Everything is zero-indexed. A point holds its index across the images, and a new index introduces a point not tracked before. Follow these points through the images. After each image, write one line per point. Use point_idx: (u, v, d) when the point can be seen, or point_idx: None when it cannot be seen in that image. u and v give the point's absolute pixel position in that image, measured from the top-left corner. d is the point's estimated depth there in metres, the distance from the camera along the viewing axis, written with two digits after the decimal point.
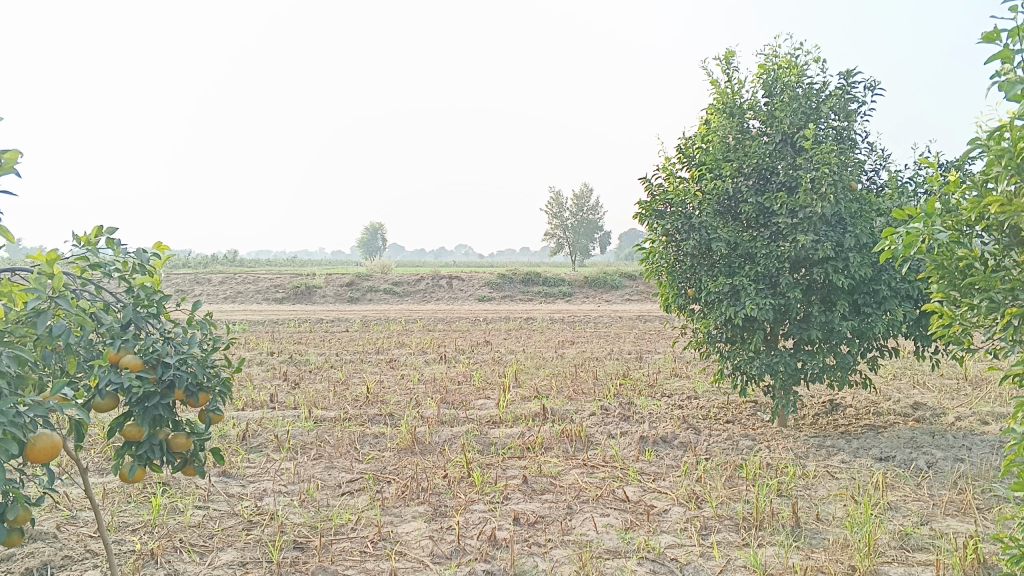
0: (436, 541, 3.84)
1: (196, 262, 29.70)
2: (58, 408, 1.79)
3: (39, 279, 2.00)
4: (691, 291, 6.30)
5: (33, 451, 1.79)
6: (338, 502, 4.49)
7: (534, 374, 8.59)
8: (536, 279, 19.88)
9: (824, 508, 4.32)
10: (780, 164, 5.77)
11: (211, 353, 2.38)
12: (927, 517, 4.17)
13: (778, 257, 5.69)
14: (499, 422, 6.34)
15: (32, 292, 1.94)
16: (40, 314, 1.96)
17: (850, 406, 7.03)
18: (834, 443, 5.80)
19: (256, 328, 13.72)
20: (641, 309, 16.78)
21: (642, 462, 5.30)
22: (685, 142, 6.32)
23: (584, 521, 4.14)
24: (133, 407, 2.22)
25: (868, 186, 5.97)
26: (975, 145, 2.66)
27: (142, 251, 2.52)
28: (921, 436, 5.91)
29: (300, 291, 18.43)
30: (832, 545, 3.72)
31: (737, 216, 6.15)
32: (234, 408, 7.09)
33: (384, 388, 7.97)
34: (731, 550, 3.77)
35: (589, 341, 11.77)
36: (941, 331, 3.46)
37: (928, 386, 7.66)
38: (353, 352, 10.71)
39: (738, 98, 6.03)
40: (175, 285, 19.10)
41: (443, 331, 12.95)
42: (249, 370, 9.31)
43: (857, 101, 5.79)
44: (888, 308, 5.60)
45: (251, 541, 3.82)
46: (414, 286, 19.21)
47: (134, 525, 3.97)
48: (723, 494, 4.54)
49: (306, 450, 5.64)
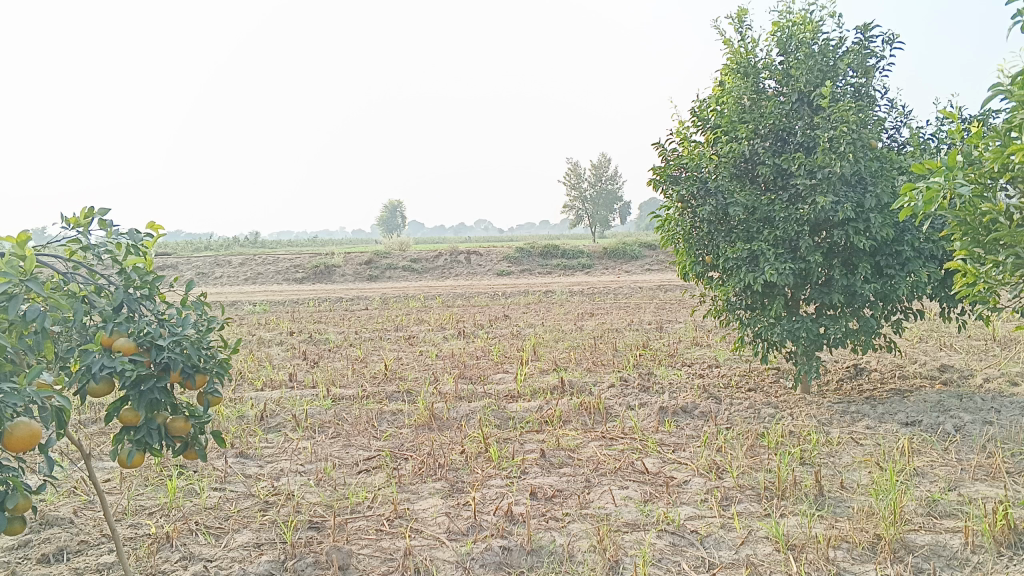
0: (453, 517, 3.80)
1: (216, 246, 29.84)
2: (37, 395, 1.73)
3: (12, 262, 1.94)
4: (709, 258, 6.18)
5: (11, 440, 1.71)
6: (354, 480, 4.46)
7: (553, 347, 8.52)
8: (555, 251, 19.76)
9: (848, 475, 4.23)
10: (798, 124, 5.62)
11: (207, 334, 2.32)
12: (955, 482, 4.07)
13: (797, 220, 5.55)
14: (517, 396, 6.29)
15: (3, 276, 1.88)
16: (15, 298, 1.90)
17: (875, 370, 6.90)
18: (858, 409, 5.69)
19: (276, 309, 13.75)
20: (662, 279, 16.62)
21: (662, 433, 5.23)
22: (700, 105, 6.16)
23: (602, 495, 4.08)
24: (129, 391, 2.17)
25: (889, 145, 5.80)
26: (998, 92, 2.53)
27: (135, 232, 2.47)
28: (949, 399, 5.79)
29: (320, 271, 18.45)
30: (856, 514, 3.63)
31: (755, 179, 5.99)
32: (253, 389, 7.09)
33: (402, 365, 7.94)
34: (753, 521, 3.69)
35: (609, 312, 11.69)
36: (966, 291, 3.34)
37: (955, 348, 7.50)
38: (372, 330, 10.70)
39: (753, 58, 5.86)
40: (196, 269, 19.19)
41: (462, 306, 12.90)
42: (268, 350, 9.32)
43: (876, 56, 5.60)
44: (912, 269, 5.42)
45: (267, 522, 3.80)
46: (433, 262, 19.17)
47: (151, 509, 3.96)
48: (745, 464, 4.45)
49: (324, 429, 5.62)
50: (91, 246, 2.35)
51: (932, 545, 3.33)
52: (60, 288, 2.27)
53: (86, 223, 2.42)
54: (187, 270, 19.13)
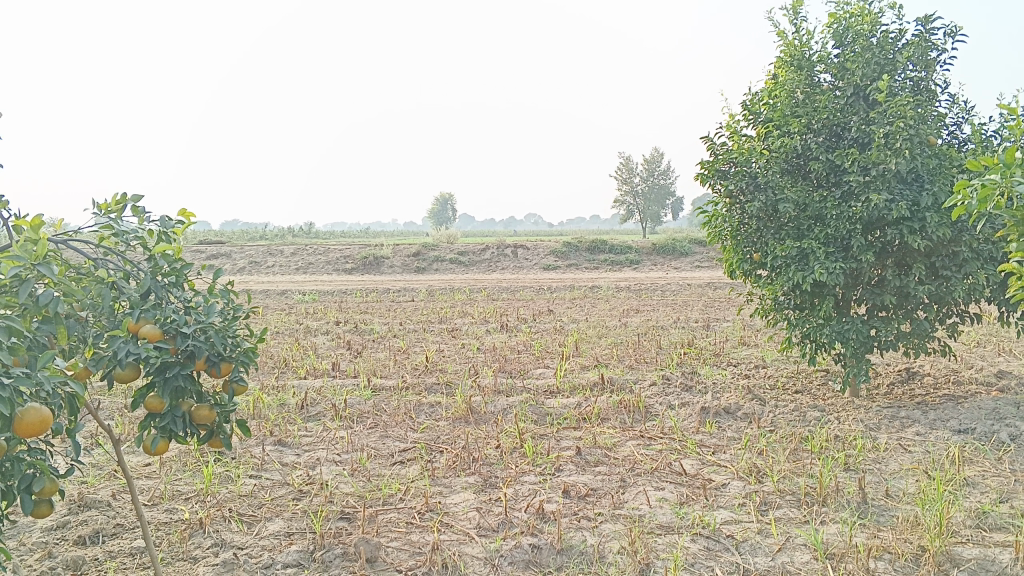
0: (483, 513, 3.76)
1: (269, 236, 30.33)
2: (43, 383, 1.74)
3: (25, 246, 1.94)
4: (756, 256, 6.03)
5: (22, 426, 1.76)
6: (388, 471, 4.45)
7: (596, 343, 8.43)
8: (603, 246, 19.62)
9: (894, 483, 4.08)
10: (853, 119, 5.45)
11: (233, 323, 2.31)
12: (1008, 494, 3.90)
13: (849, 218, 5.38)
14: (557, 392, 6.23)
15: (15, 261, 1.89)
16: (26, 284, 1.90)
17: (929, 375, 6.68)
18: (909, 415, 5.50)
19: (324, 298, 13.90)
20: (711, 276, 16.38)
21: (702, 434, 5.12)
22: (751, 98, 6.01)
23: (637, 495, 4.00)
24: (154, 377, 2.17)
25: (949, 141, 5.59)
26: None
27: (167, 219, 2.47)
28: (1005, 406, 5.56)
29: (368, 262, 18.60)
30: (900, 524, 3.49)
31: (807, 174, 5.82)
32: (296, 377, 7.16)
33: (444, 357, 7.94)
34: (791, 528, 3.58)
35: (655, 309, 11.54)
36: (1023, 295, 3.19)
37: (1015, 354, 7.22)
38: (417, 321, 10.74)
39: (807, 50, 5.70)
40: (249, 258, 19.51)
41: (507, 300, 12.87)
42: (313, 339, 9.40)
43: (937, 49, 5.39)
44: (969, 271, 5.21)
45: (298, 511, 3.81)
46: (481, 255, 19.19)
47: (187, 494, 4.01)
48: (787, 468, 4.33)
49: (362, 419, 5.64)
50: (121, 232, 2.36)
51: (980, 560, 3.19)
52: (90, 274, 2.28)
53: (118, 209, 2.43)
54: (240, 259, 19.47)
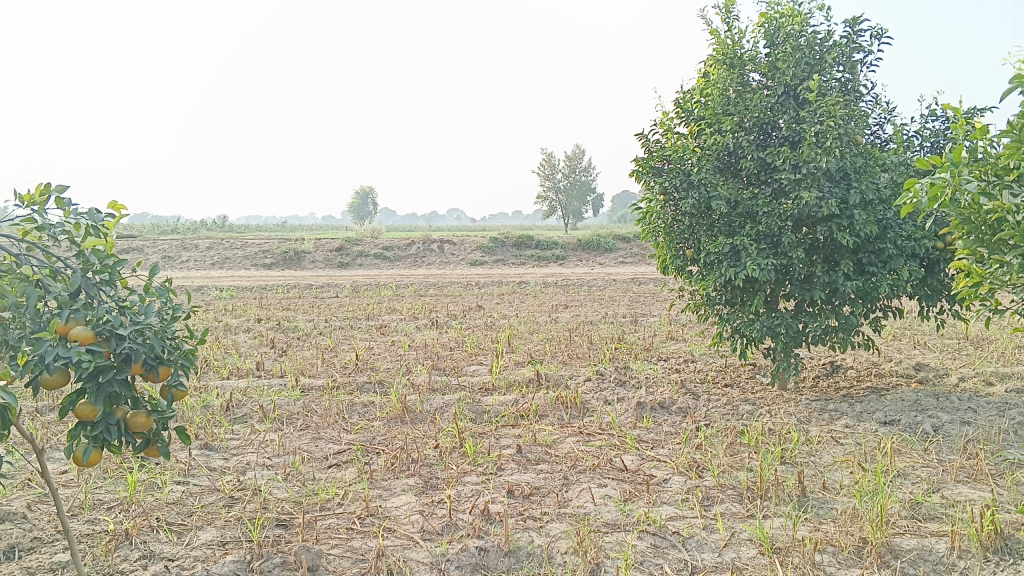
0: (427, 516, 3.66)
1: (183, 229, 29.32)
2: None
3: None
4: (689, 252, 6.09)
5: None
6: (324, 475, 4.31)
7: (527, 339, 8.40)
8: (529, 242, 19.66)
9: (830, 475, 4.16)
10: (782, 118, 5.54)
11: (171, 323, 2.16)
12: (938, 484, 4.02)
13: (780, 215, 5.47)
14: (492, 389, 6.17)
15: None
16: None
17: (851, 368, 6.88)
18: (837, 407, 5.63)
19: (244, 295, 13.47)
20: (635, 272, 16.59)
21: (639, 429, 5.13)
22: (683, 96, 6.05)
23: (581, 493, 3.96)
24: (86, 383, 2.01)
25: (872, 141, 5.76)
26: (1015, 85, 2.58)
27: (96, 212, 2.30)
28: (925, 398, 5.76)
29: (289, 257, 18.14)
30: (841, 516, 3.55)
31: (737, 172, 5.92)
32: (219, 377, 6.88)
33: (374, 355, 7.77)
34: (735, 523, 3.60)
35: (583, 304, 11.60)
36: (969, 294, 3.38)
37: (929, 346, 7.51)
38: (343, 318, 10.50)
39: (739, 49, 5.76)
40: (163, 252, 18.79)
41: (434, 296, 12.73)
42: (235, 338, 9.09)
43: (863, 51, 5.54)
44: (894, 267, 5.37)
45: (231, 519, 3.64)
46: (406, 251, 18.95)
47: (109, 503, 3.78)
48: (725, 462, 4.37)
49: (292, 421, 5.45)
50: (46, 226, 2.21)
51: (919, 550, 3.26)
52: (13, 271, 2.12)
53: (41, 201, 2.27)
54: (153, 254, 18.72)
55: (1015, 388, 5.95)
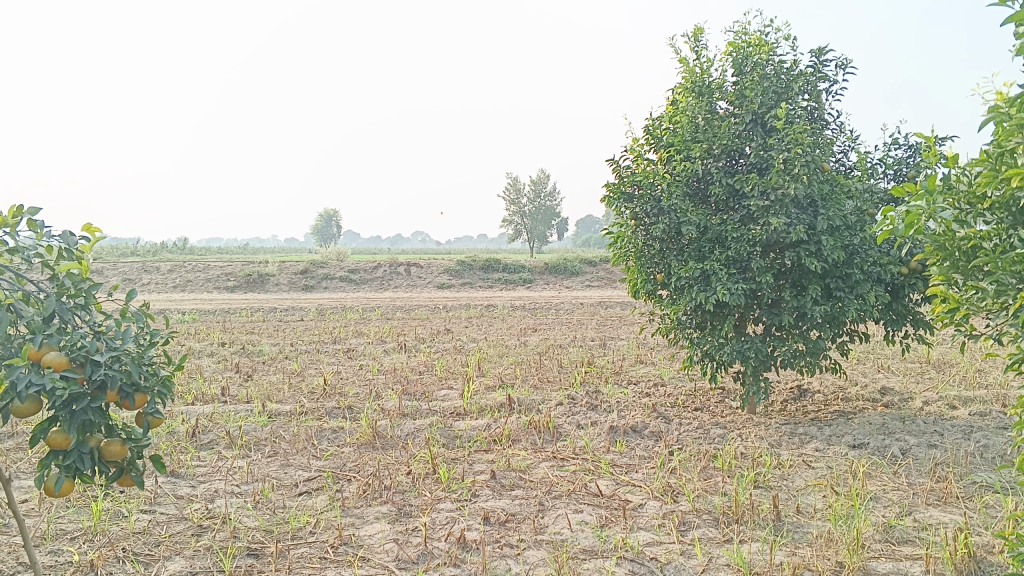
0: (402, 544, 3.61)
1: (143, 251, 28.83)
2: None
3: None
4: (659, 277, 6.12)
5: None
6: (295, 503, 4.22)
7: (497, 363, 8.37)
8: (496, 266, 19.67)
9: (803, 499, 4.18)
10: (750, 145, 5.62)
11: (148, 349, 2.10)
12: (909, 507, 4.07)
13: (749, 241, 5.53)
14: (464, 414, 6.13)
15: None
16: None
17: (819, 392, 6.95)
18: (806, 431, 5.68)
19: (207, 318, 13.25)
20: (602, 296, 16.66)
21: (613, 454, 5.11)
22: (653, 123, 6.11)
23: (557, 519, 3.93)
24: (59, 411, 1.94)
25: (837, 169, 5.86)
26: (988, 118, 2.66)
27: (70, 234, 2.24)
28: (892, 421, 5.84)
29: (253, 280, 17.91)
30: (816, 541, 3.57)
31: (706, 198, 5.99)
32: (184, 403, 6.74)
33: (342, 379, 7.68)
34: (713, 548, 3.59)
35: (551, 328, 11.61)
36: (943, 318, 3.48)
37: (893, 370, 7.62)
38: (309, 342, 10.38)
39: (708, 77, 5.84)
40: (123, 275, 18.45)
41: (402, 319, 12.64)
42: (198, 362, 8.92)
43: (827, 81, 5.65)
44: (861, 292, 5.44)
45: (201, 549, 3.54)
46: (372, 274, 18.85)
47: (73, 534, 3.66)
48: (700, 486, 4.37)
49: (260, 447, 5.35)
50: (19, 248, 2.15)
51: (895, 573, 3.29)
52: None
53: (14, 223, 2.21)
54: (112, 276, 18.35)
55: (978, 411, 6.06)
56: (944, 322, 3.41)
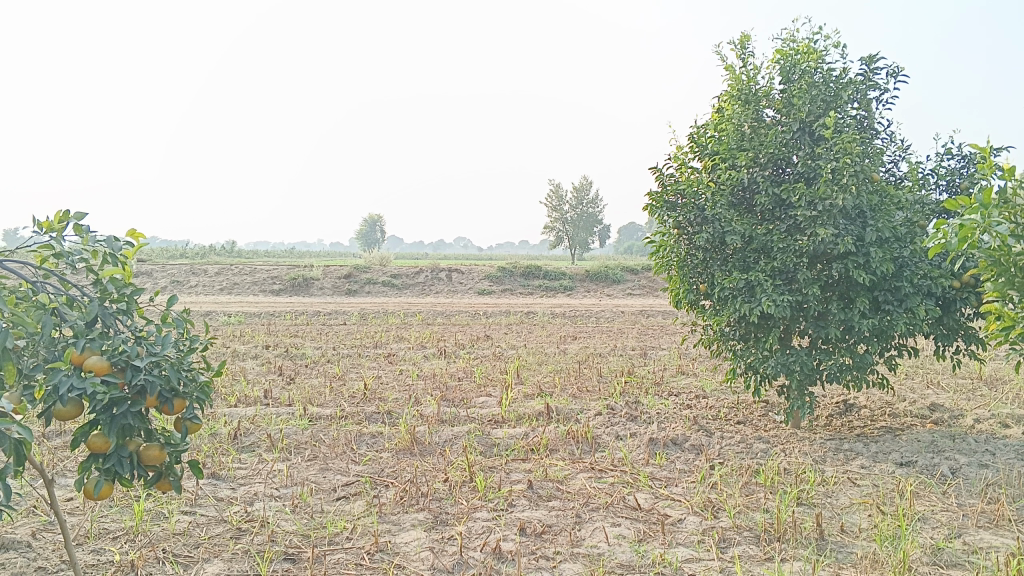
0: (437, 553, 3.59)
1: (191, 253, 29.40)
2: None
3: None
4: (702, 287, 6.03)
5: None
6: (332, 508, 4.24)
7: (537, 371, 8.33)
8: (537, 272, 19.64)
9: (848, 518, 4.08)
10: (797, 154, 5.52)
11: (187, 355, 2.12)
12: (959, 529, 3.94)
13: (795, 251, 5.42)
14: (502, 422, 6.11)
15: None
16: None
17: (865, 407, 6.79)
18: (852, 447, 5.55)
19: (251, 321, 13.43)
20: (643, 304, 16.52)
21: (652, 466, 5.05)
22: (697, 131, 6.03)
23: (594, 532, 3.89)
24: (99, 415, 1.97)
25: (887, 179, 5.73)
26: None
27: (114, 239, 2.27)
28: (942, 439, 5.68)
29: (297, 283, 18.12)
30: (862, 562, 3.47)
31: (751, 208, 5.89)
32: (226, 405, 6.82)
33: (382, 384, 7.71)
34: (753, 566, 3.52)
35: (592, 336, 11.56)
36: (997, 335, 3.37)
37: (943, 386, 7.42)
38: (351, 346, 10.46)
39: (754, 85, 5.75)
40: (172, 277, 18.80)
41: (443, 325, 12.69)
42: (242, 364, 9.04)
43: (878, 89, 5.53)
44: (910, 305, 5.29)
45: (239, 552, 3.57)
46: (414, 279, 18.96)
47: (115, 533, 3.71)
48: (741, 502, 4.29)
49: (300, 451, 5.39)
50: (64, 253, 2.19)
51: None
52: (29, 298, 2.09)
53: (60, 228, 2.25)
54: (161, 278, 18.71)
55: None
56: (998, 339, 3.30)
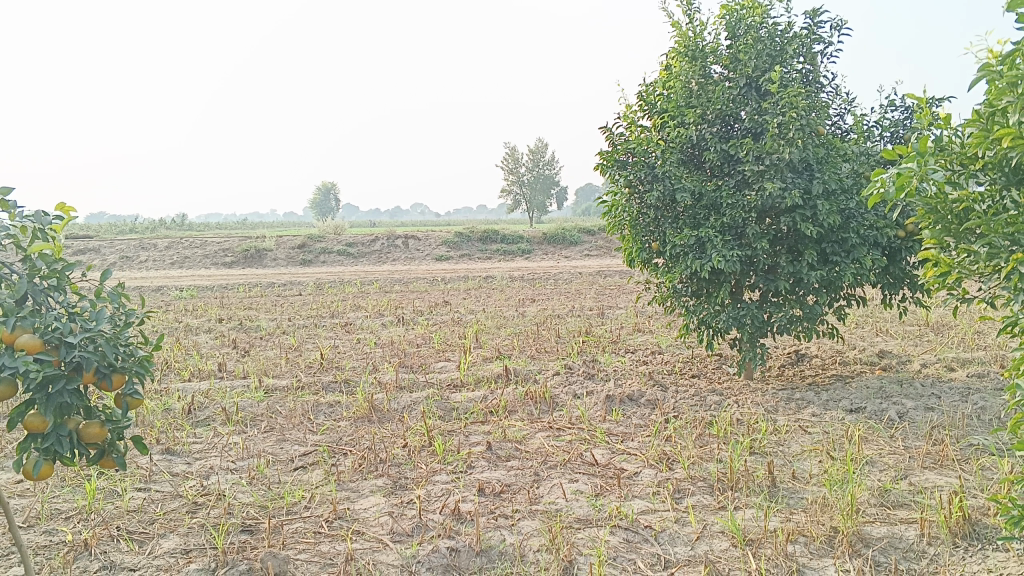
0: (396, 517, 3.61)
1: (140, 227, 28.80)
2: None
3: None
4: (655, 244, 6.05)
5: None
6: (290, 478, 4.22)
7: (495, 334, 8.35)
8: (494, 236, 19.59)
9: (799, 465, 4.18)
10: (745, 109, 5.54)
11: (124, 329, 2.05)
12: (905, 470, 4.06)
13: (744, 206, 5.47)
14: (460, 385, 6.13)
15: None
16: None
17: (817, 357, 6.94)
18: (803, 396, 5.66)
19: (204, 295, 13.21)
20: (600, 265, 16.61)
21: (609, 422, 5.10)
22: (646, 89, 6.01)
23: (552, 489, 3.93)
24: (35, 394, 1.90)
25: (833, 132, 5.79)
26: (980, 77, 2.58)
27: (43, 214, 2.19)
28: (890, 385, 5.82)
29: (251, 255, 17.86)
30: (811, 506, 3.57)
31: (701, 164, 5.91)
32: (180, 379, 6.74)
33: (340, 353, 7.67)
34: (707, 515, 3.59)
35: (550, 298, 11.59)
36: (935, 282, 3.44)
37: (892, 333, 7.60)
38: (307, 316, 10.37)
39: (701, 41, 5.73)
40: (120, 253, 18.37)
41: (400, 292, 12.62)
42: (195, 339, 8.90)
43: (823, 42, 5.55)
44: (857, 256, 5.37)
45: (195, 526, 3.54)
46: (370, 247, 18.78)
47: (67, 513, 3.65)
48: (696, 454, 4.36)
49: (256, 423, 5.34)
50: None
51: (889, 538, 3.30)
52: None
53: None
54: (109, 254, 18.27)
55: (976, 373, 6.05)
56: (937, 286, 3.36)
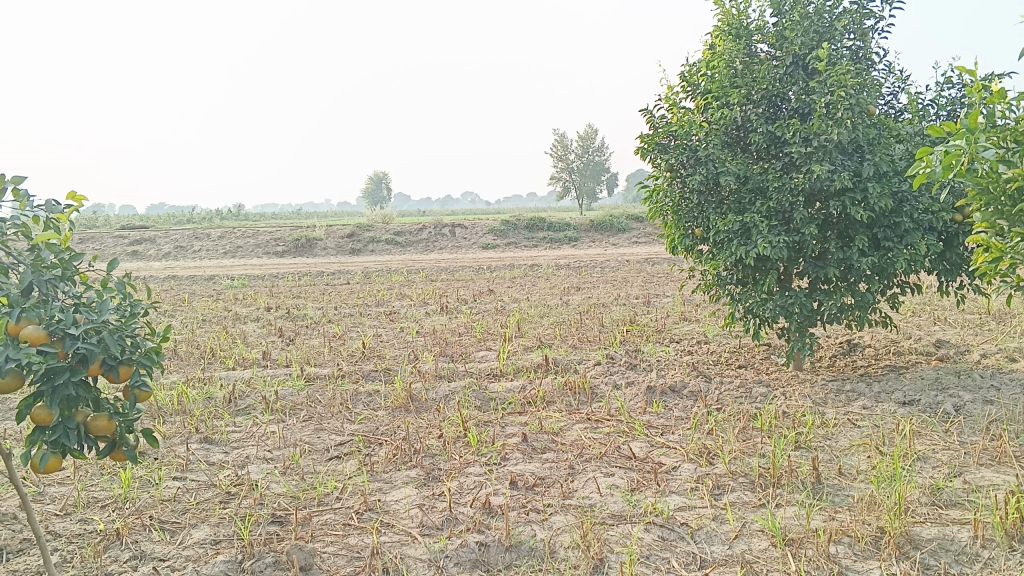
0: (426, 510, 3.55)
1: (196, 217, 29.38)
2: None
3: None
4: (699, 231, 5.88)
5: None
6: (324, 468, 4.20)
7: (538, 323, 8.26)
8: (541, 224, 19.47)
9: (846, 460, 4.01)
10: (792, 89, 5.34)
11: (131, 320, 2.02)
12: (959, 467, 3.86)
13: (791, 190, 5.27)
14: (500, 375, 6.06)
15: None
16: None
17: (870, 346, 6.69)
18: (854, 387, 5.46)
19: (254, 284, 13.38)
20: (649, 252, 16.37)
21: (649, 414, 4.98)
22: (690, 70, 5.83)
23: (587, 483, 3.83)
24: (41, 386, 1.88)
25: (886, 112, 5.54)
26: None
27: (53, 203, 2.18)
28: (947, 376, 5.58)
29: (301, 244, 18.05)
30: (857, 504, 3.41)
31: (746, 147, 5.71)
32: (224, 368, 6.80)
33: (382, 342, 7.67)
34: (746, 513, 3.45)
35: (596, 286, 11.45)
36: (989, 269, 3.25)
37: (950, 322, 7.30)
38: (353, 305, 10.41)
39: (746, 19, 5.53)
40: (175, 242, 18.72)
41: (445, 281, 12.60)
42: (242, 327, 9.00)
43: (875, 18, 5.31)
44: (911, 241, 5.13)
45: (226, 516, 3.53)
46: (418, 236, 18.82)
47: (103, 502, 3.68)
48: (737, 448, 4.22)
49: (295, 412, 5.35)
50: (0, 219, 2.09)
51: (939, 539, 3.13)
52: None
53: None
54: (165, 243, 18.65)
55: None
56: (991, 273, 3.17)
